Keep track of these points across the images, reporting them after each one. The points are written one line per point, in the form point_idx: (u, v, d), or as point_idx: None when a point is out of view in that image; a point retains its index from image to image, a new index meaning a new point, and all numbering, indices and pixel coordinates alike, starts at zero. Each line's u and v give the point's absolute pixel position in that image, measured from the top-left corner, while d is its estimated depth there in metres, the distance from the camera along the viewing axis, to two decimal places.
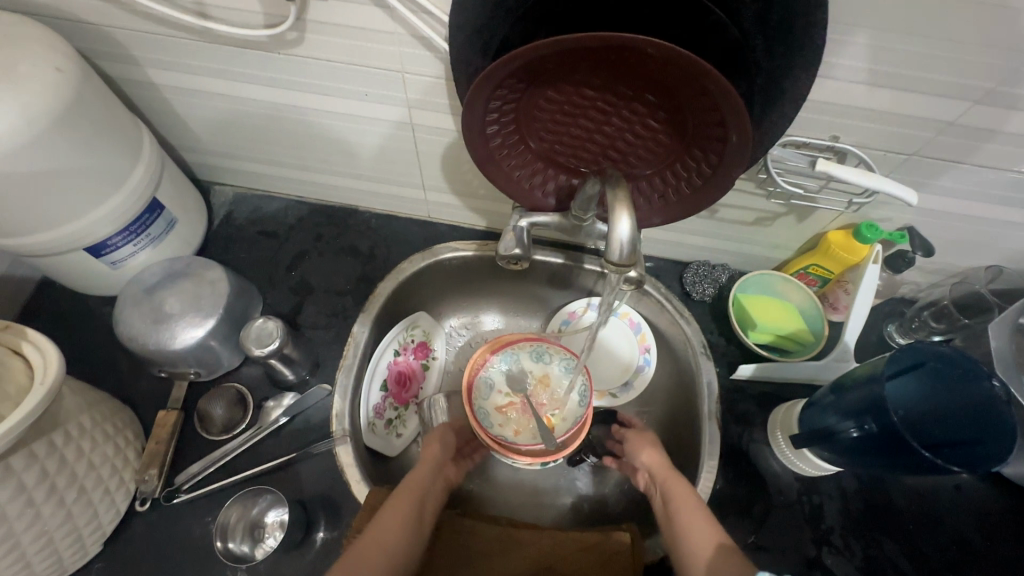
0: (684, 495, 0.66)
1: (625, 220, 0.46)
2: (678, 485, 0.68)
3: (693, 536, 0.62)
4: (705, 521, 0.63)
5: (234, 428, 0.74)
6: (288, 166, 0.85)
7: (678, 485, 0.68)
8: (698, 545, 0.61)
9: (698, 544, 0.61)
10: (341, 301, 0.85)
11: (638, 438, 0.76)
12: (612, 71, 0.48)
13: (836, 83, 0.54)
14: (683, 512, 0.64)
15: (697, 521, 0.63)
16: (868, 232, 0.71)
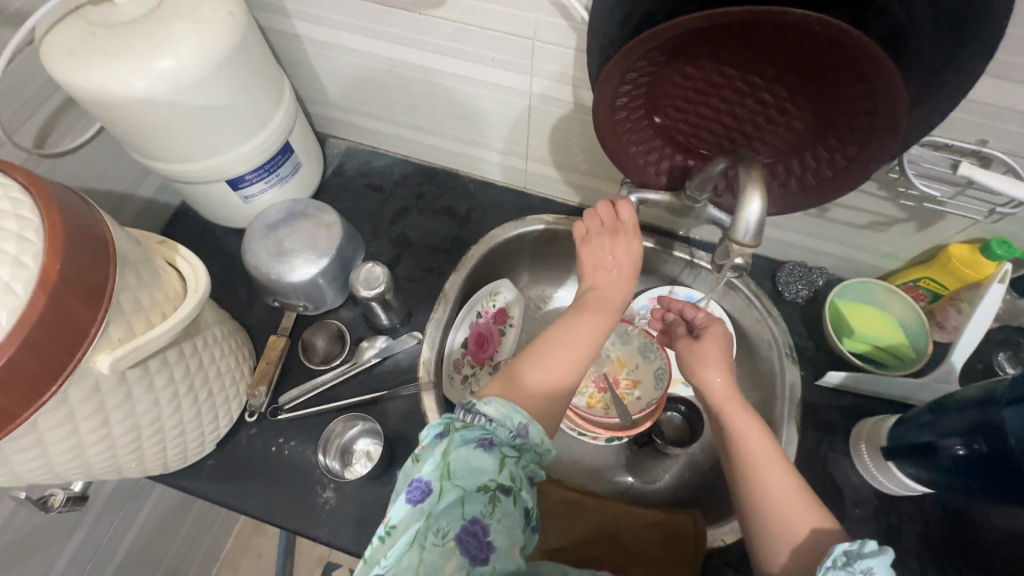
0: (759, 447, 0.59)
1: (756, 202, 0.46)
2: (747, 422, 0.60)
3: (786, 513, 0.54)
4: (801, 504, 0.55)
5: (332, 361, 0.81)
6: (401, 124, 0.90)
7: (746, 425, 0.60)
8: (792, 523, 0.54)
9: (793, 524, 0.54)
10: (435, 258, 0.89)
11: (707, 347, 0.67)
12: (761, 52, 0.48)
13: (999, 83, 0.51)
14: (763, 473, 0.57)
15: (784, 492, 0.55)
16: (999, 247, 0.67)
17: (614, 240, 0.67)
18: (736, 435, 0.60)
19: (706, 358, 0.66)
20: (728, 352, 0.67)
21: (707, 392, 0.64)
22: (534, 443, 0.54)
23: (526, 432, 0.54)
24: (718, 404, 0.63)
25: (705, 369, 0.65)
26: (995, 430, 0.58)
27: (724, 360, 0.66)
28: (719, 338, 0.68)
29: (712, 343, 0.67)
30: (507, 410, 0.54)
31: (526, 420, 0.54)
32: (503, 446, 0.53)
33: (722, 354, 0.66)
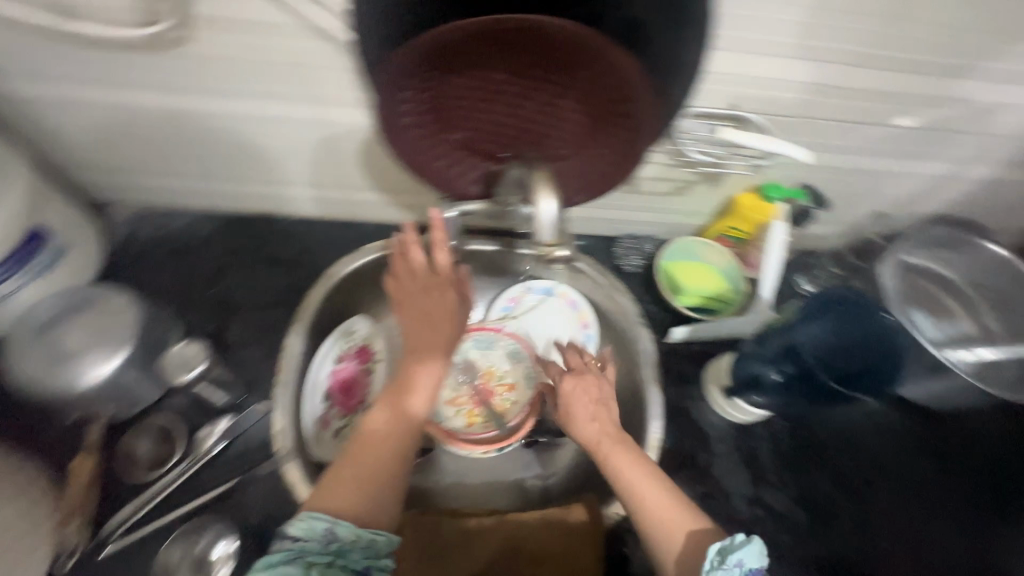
0: (639, 477, 0.60)
1: (548, 202, 0.46)
2: (621, 456, 0.61)
3: (666, 524, 0.56)
4: (677, 514, 0.57)
5: (166, 464, 0.69)
6: (192, 177, 0.79)
7: (620, 462, 0.61)
8: (674, 536, 0.56)
9: (671, 532, 0.56)
10: (270, 314, 0.81)
11: (577, 402, 0.66)
12: (526, 52, 0.50)
13: (730, 54, 0.58)
14: (644, 503, 0.58)
15: (666, 512, 0.57)
16: (771, 192, 0.77)
17: (430, 296, 0.66)
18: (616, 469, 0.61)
19: (565, 404, 0.66)
20: (603, 398, 0.66)
21: (585, 437, 0.64)
22: (351, 541, 0.53)
23: (337, 533, 0.52)
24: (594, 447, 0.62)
25: (574, 414, 0.65)
26: (797, 353, 0.72)
27: (595, 400, 0.66)
28: (585, 387, 0.66)
29: (582, 395, 0.66)
30: (309, 520, 0.52)
31: (332, 522, 0.52)
32: (314, 556, 0.51)
33: (596, 394, 0.66)
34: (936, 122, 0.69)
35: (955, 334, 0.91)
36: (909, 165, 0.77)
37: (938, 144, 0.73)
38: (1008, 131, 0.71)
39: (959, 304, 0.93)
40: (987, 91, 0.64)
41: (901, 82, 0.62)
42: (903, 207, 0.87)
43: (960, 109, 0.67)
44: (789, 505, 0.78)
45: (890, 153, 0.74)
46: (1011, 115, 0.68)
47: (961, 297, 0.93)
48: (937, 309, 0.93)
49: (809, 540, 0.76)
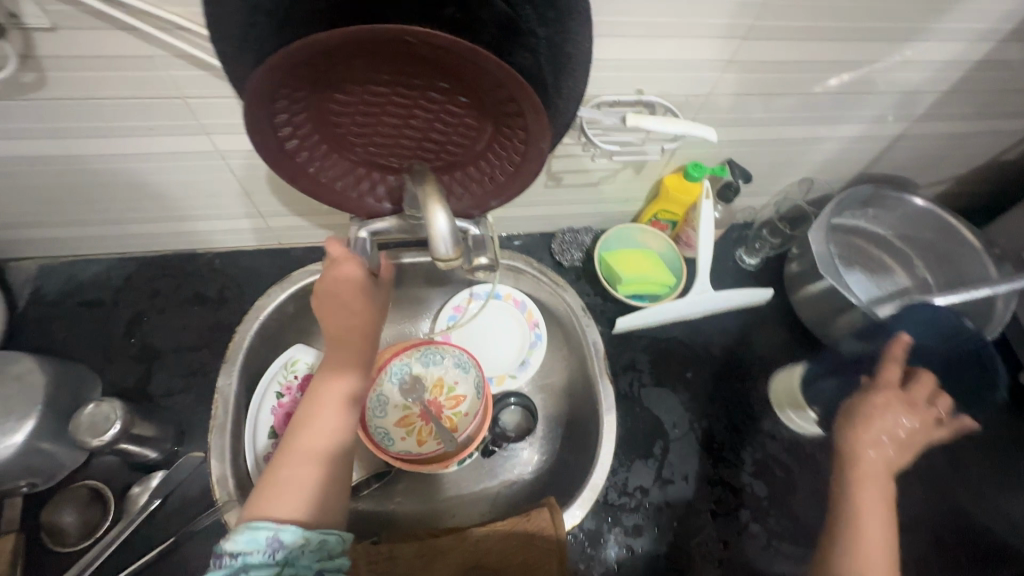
0: (875, 535, 0.63)
1: (442, 214, 0.45)
2: (869, 493, 0.67)
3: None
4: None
5: (96, 531, 0.65)
6: (92, 223, 0.74)
7: (869, 513, 0.65)
8: None
9: None
10: (197, 357, 0.77)
11: (879, 423, 0.70)
12: (399, 64, 0.46)
13: (623, 41, 0.57)
14: (867, 543, 0.62)
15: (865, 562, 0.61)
16: (695, 171, 0.77)
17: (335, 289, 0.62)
18: (856, 502, 0.66)
19: (915, 400, 0.73)
20: (904, 431, 0.71)
21: (859, 462, 0.69)
22: (298, 547, 0.50)
23: (280, 541, 0.50)
24: (863, 474, 0.68)
25: (862, 432, 0.70)
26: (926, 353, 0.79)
27: (893, 440, 0.70)
28: (893, 409, 0.71)
29: (891, 412, 0.71)
30: (249, 531, 0.49)
31: (275, 529, 0.50)
32: (259, 569, 0.48)
33: (896, 432, 0.70)
34: (842, 86, 0.69)
35: (891, 289, 0.93)
36: (825, 130, 0.78)
37: (848, 107, 0.74)
38: (913, 87, 0.72)
39: (892, 259, 0.95)
40: (884, 51, 0.65)
41: (800, 51, 0.62)
42: (827, 171, 0.88)
43: (862, 71, 0.67)
44: (747, 480, 0.78)
45: (804, 120, 0.75)
46: (912, 72, 0.69)
47: (893, 253, 0.95)
48: (873, 267, 0.95)
49: (771, 513, 0.77)
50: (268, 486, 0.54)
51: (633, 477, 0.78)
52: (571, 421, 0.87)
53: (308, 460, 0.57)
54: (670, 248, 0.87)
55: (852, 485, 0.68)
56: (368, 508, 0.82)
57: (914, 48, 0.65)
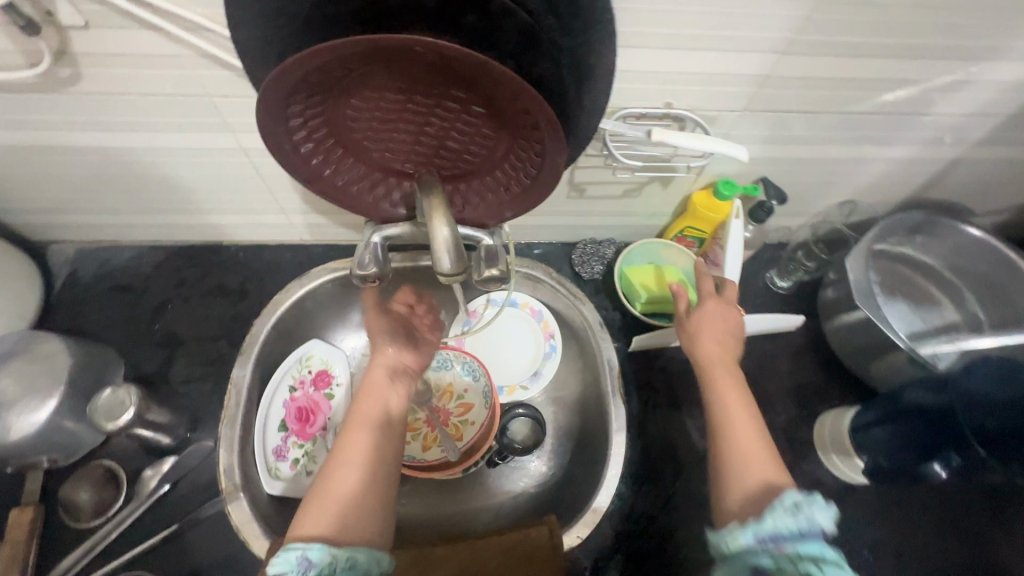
0: (746, 430, 0.58)
1: (446, 226, 0.44)
2: (730, 398, 0.61)
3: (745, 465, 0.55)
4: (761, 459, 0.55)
5: (109, 510, 0.67)
6: (125, 212, 0.77)
7: (735, 425, 0.59)
8: (749, 467, 0.54)
9: (748, 472, 0.54)
10: (215, 347, 0.79)
11: (708, 347, 0.66)
12: (413, 73, 0.44)
13: (652, 53, 0.54)
14: (738, 446, 0.57)
15: (745, 456, 0.56)
16: (726, 189, 0.73)
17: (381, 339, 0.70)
18: (717, 403, 0.62)
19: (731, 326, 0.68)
20: (725, 333, 0.67)
21: (709, 399, 0.63)
22: (331, 563, 0.47)
23: (309, 559, 0.46)
24: (710, 370, 0.64)
25: (705, 340, 0.66)
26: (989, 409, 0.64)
27: (725, 338, 0.67)
28: (716, 319, 0.67)
29: (712, 328, 0.67)
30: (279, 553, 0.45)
31: (303, 548, 0.47)
32: None
33: (724, 332, 0.67)
34: (890, 105, 0.64)
35: (938, 324, 0.85)
36: (870, 151, 0.73)
37: (897, 128, 0.69)
38: (972, 109, 0.66)
39: (941, 291, 0.87)
40: (941, 70, 0.60)
41: (845, 68, 0.58)
42: (871, 194, 0.83)
43: (913, 90, 0.62)
44: None
45: (847, 140, 0.70)
46: (971, 93, 0.63)
47: (942, 284, 0.87)
48: (919, 299, 0.87)
49: None
50: (313, 504, 0.54)
51: (639, 502, 0.75)
52: (580, 438, 0.85)
53: (351, 475, 0.56)
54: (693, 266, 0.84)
55: (717, 437, 0.59)
56: None
57: (973, 68, 0.60)
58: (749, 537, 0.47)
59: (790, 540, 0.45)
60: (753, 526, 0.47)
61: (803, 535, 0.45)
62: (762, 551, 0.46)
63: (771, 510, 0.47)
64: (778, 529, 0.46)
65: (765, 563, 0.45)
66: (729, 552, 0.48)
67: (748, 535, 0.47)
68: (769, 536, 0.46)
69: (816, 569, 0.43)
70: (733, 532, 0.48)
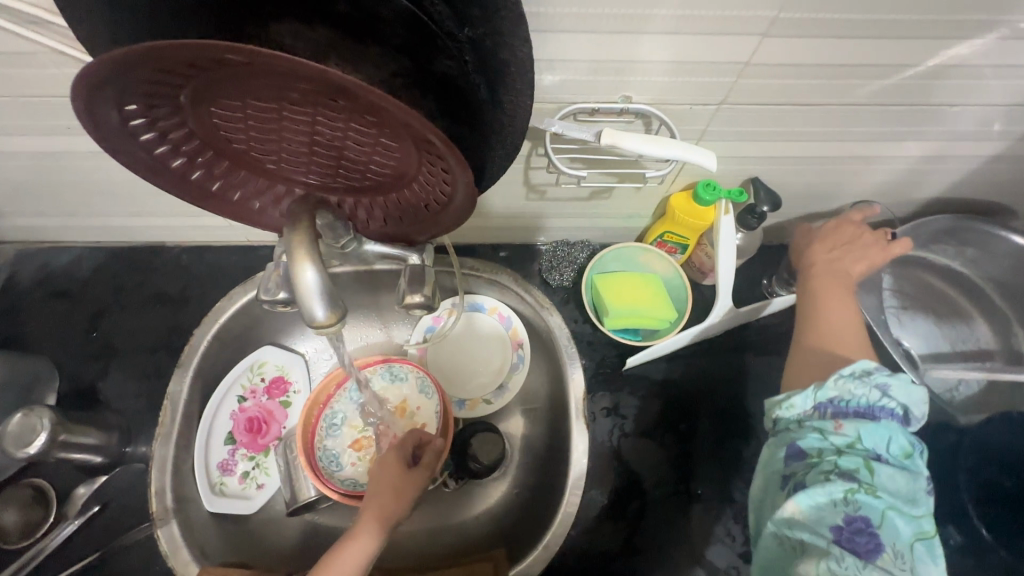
0: (837, 324, 0.57)
1: (309, 271, 0.36)
2: (832, 294, 0.59)
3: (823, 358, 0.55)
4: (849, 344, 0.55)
5: (36, 532, 0.65)
6: (53, 214, 0.72)
7: (834, 319, 0.57)
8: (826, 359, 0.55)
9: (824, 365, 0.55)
10: (153, 359, 0.75)
11: (823, 262, 0.62)
12: (270, 83, 0.36)
13: (596, 37, 0.44)
14: (825, 335, 0.57)
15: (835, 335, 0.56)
16: (706, 192, 0.62)
17: (390, 465, 0.65)
18: (819, 303, 0.59)
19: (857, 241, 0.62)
20: (859, 242, 0.62)
21: (817, 297, 0.60)
22: None
23: None
24: (821, 278, 0.61)
25: (814, 245, 0.64)
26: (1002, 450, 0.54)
27: (854, 251, 0.61)
28: (851, 232, 0.63)
29: (838, 237, 0.63)
30: None
31: None
32: None
33: (856, 249, 0.62)
34: (909, 94, 0.52)
35: (961, 345, 0.73)
36: (886, 148, 0.60)
37: (919, 121, 0.56)
38: (1019, 96, 0.53)
39: (977, 308, 0.75)
40: (978, 51, 0.47)
41: (850, 51, 0.46)
42: (889, 194, 0.70)
43: (938, 76, 0.50)
44: (733, 561, 0.67)
45: (857, 135, 0.58)
46: (1018, 78, 0.50)
47: (979, 301, 0.75)
48: (944, 313, 0.75)
49: None
50: None
51: (598, 539, 0.68)
52: (544, 461, 0.78)
53: None
54: (677, 274, 0.74)
55: (812, 311, 0.59)
56: (327, 524, 0.78)
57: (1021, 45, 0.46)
58: (806, 403, 0.50)
59: (851, 413, 0.48)
60: (815, 391, 0.50)
61: (866, 410, 0.48)
62: (816, 420, 0.50)
63: (837, 376, 0.49)
64: (843, 399, 0.49)
65: (811, 440, 0.49)
66: (782, 414, 0.51)
67: (805, 400, 0.50)
68: (829, 402, 0.49)
69: (863, 459, 0.46)
70: (792, 398, 0.51)
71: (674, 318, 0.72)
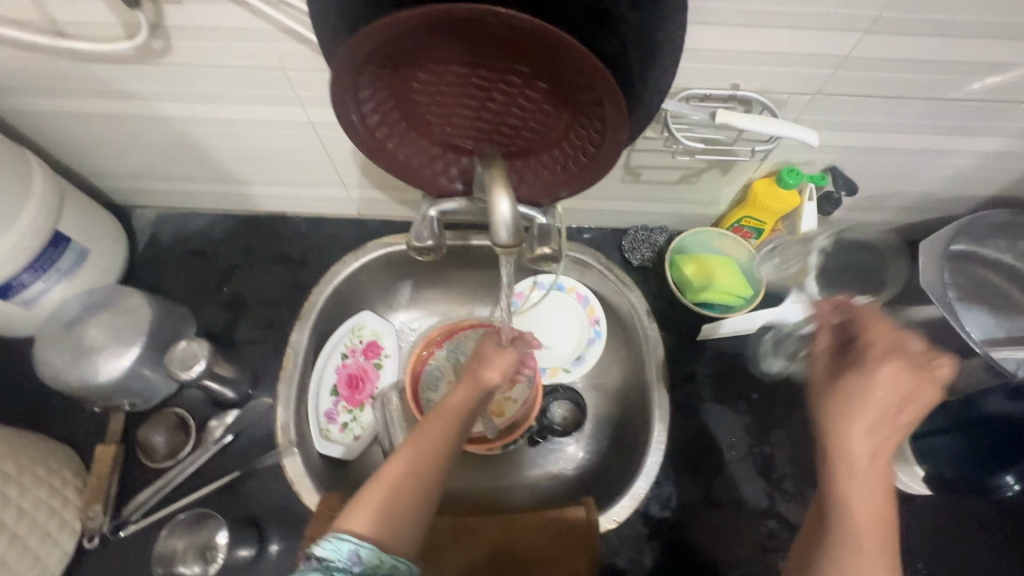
0: (872, 519, 0.45)
1: (505, 201, 0.44)
2: (861, 489, 0.45)
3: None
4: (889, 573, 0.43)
5: (180, 454, 0.73)
6: (201, 180, 0.82)
7: (867, 527, 0.44)
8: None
9: None
10: (276, 311, 0.83)
11: (848, 427, 0.47)
12: (479, 45, 0.45)
13: (722, 29, 0.53)
14: (857, 541, 0.44)
15: (871, 559, 0.43)
16: (790, 176, 0.70)
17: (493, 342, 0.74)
18: (849, 505, 0.45)
19: (917, 396, 0.48)
20: (902, 396, 0.47)
21: (843, 500, 0.45)
22: None
23: None
24: (848, 460, 0.46)
25: (850, 413, 0.47)
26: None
27: (892, 404, 0.47)
28: (902, 378, 0.47)
29: (880, 386, 0.48)
30: None
31: None
32: None
33: (896, 403, 0.47)
34: (983, 93, 0.59)
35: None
36: (954, 143, 0.68)
37: (991, 117, 0.63)
38: None
39: None
40: None
41: (938, 48, 0.54)
42: (953, 189, 0.77)
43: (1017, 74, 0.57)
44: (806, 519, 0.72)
45: (932, 130, 0.65)
46: None
47: None
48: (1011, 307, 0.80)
49: None
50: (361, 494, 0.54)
51: (679, 493, 0.74)
52: (621, 425, 0.84)
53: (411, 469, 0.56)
54: (753, 258, 0.81)
55: (836, 525, 0.45)
56: None
57: None
58: None
59: None
60: None
61: None
62: None
63: None
64: None
65: None
66: None
67: None
68: None
69: None
70: None
71: (752, 296, 0.80)
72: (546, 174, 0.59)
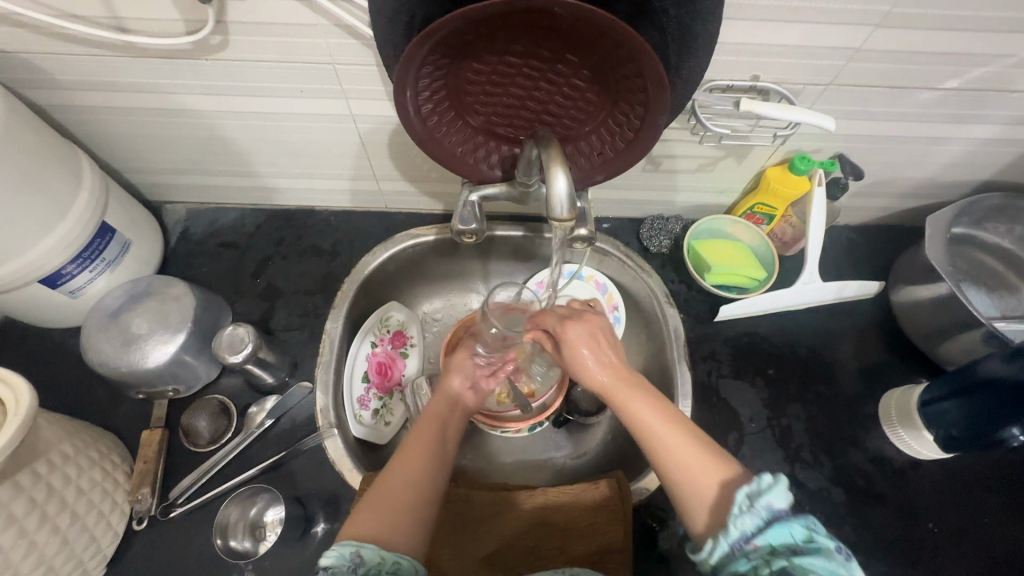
0: (661, 421, 0.52)
1: (562, 177, 0.48)
2: (631, 402, 0.54)
3: (688, 471, 0.49)
4: (703, 459, 0.49)
5: (223, 438, 0.75)
6: (236, 174, 0.85)
7: (659, 428, 0.52)
8: (697, 476, 0.48)
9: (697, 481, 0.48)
10: (310, 301, 0.86)
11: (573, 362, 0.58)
12: (533, 32, 0.50)
13: (747, 23, 0.57)
14: (669, 448, 0.50)
15: (683, 448, 0.50)
16: (801, 163, 0.76)
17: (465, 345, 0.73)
18: (638, 420, 0.53)
19: (598, 342, 0.59)
20: (586, 331, 0.60)
21: (634, 420, 0.53)
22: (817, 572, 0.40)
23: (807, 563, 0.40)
24: (609, 390, 0.56)
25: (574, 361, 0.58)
26: None
27: (590, 350, 0.58)
28: (580, 330, 0.60)
29: (571, 332, 0.60)
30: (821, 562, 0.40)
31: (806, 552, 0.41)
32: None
33: (595, 353, 0.58)
34: (979, 82, 0.65)
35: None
36: (952, 131, 0.74)
37: (985, 106, 0.69)
38: None
39: None
40: None
41: (941, 41, 0.59)
42: (950, 175, 0.83)
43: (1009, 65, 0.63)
44: (825, 484, 0.77)
45: (933, 118, 0.71)
46: None
47: None
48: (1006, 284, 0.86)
49: (849, 523, 0.75)
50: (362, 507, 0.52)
51: None
52: None
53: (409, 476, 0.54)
54: (764, 242, 0.86)
55: (648, 442, 0.52)
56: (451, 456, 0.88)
57: None
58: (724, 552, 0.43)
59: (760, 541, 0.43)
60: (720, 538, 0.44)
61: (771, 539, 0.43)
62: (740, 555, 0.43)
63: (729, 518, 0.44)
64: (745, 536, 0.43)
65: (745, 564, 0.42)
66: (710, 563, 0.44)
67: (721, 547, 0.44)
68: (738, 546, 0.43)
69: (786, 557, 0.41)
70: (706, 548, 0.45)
71: (765, 278, 0.84)
72: (581, 160, 0.61)
